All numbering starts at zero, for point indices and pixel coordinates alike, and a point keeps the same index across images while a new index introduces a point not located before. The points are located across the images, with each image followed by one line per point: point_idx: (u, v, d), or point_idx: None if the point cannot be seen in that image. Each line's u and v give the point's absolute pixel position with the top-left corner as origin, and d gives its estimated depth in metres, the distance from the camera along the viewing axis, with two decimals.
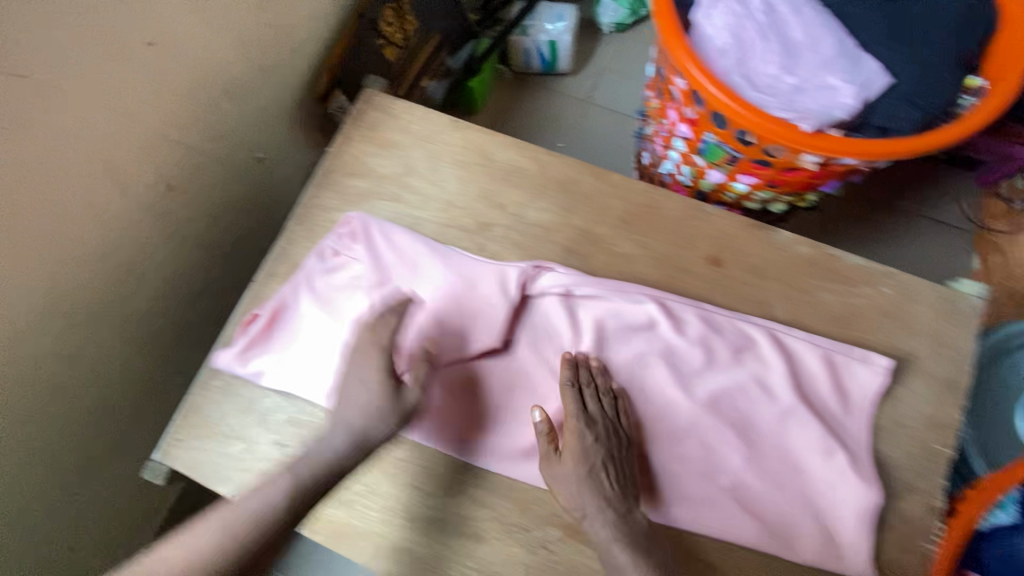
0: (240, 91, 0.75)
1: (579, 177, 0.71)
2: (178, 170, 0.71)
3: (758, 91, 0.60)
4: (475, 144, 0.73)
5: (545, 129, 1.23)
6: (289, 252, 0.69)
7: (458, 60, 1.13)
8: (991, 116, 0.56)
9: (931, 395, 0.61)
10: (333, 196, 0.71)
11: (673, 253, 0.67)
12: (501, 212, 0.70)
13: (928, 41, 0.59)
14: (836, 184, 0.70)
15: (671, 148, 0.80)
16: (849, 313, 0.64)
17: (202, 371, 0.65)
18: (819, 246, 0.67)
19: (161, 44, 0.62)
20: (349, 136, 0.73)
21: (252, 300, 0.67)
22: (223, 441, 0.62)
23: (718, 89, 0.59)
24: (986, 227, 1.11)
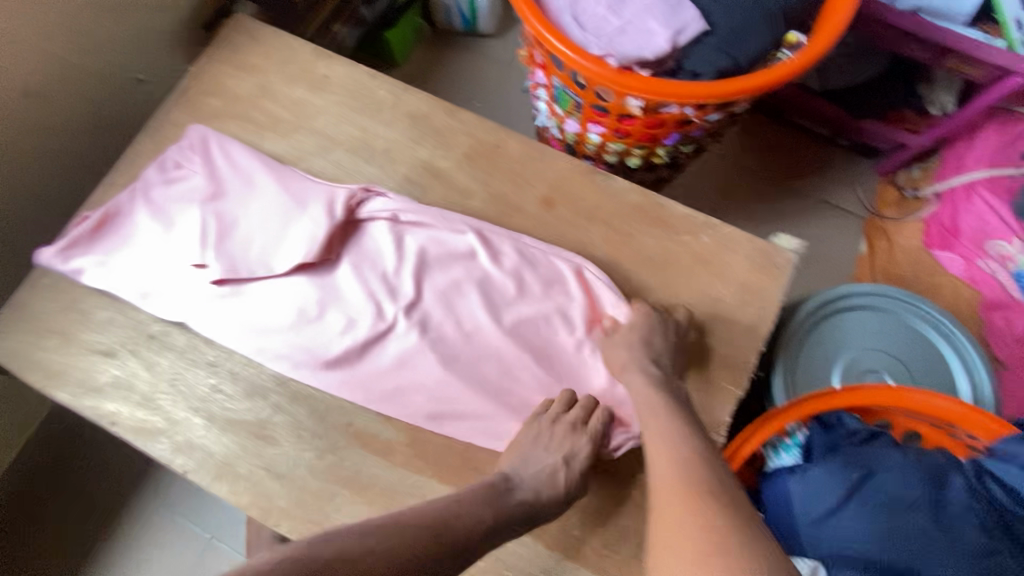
0: (108, 5, 0.76)
1: (430, 113, 0.73)
2: (34, 76, 0.72)
3: (583, 31, 0.61)
4: (336, 73, 0.74)
5: (463, 89, 1.24)
6: (134, 162, 0.70)
7: (374, 10, 1.12)
8: (796, 69, 0.58)
9: (729, 337, 0.65)
10: (187, 114, 0.72)
11: (508, 191, 0.69)
12: (351, 140, 0.72)
13: None
14: (677, 138, 0.72)
15: (539, 98, 0.82)
16: (665, 258, 0.67)
17: (31, 270, 0.66)
18: (651, 194, 0.70)
19: None
20: (213, 57, 0.75)
21: (89, 205, 0.68)
22: (41, 335, 0.64)
23: (544, 25, 0.60)
24: (877, 213, 1.13)
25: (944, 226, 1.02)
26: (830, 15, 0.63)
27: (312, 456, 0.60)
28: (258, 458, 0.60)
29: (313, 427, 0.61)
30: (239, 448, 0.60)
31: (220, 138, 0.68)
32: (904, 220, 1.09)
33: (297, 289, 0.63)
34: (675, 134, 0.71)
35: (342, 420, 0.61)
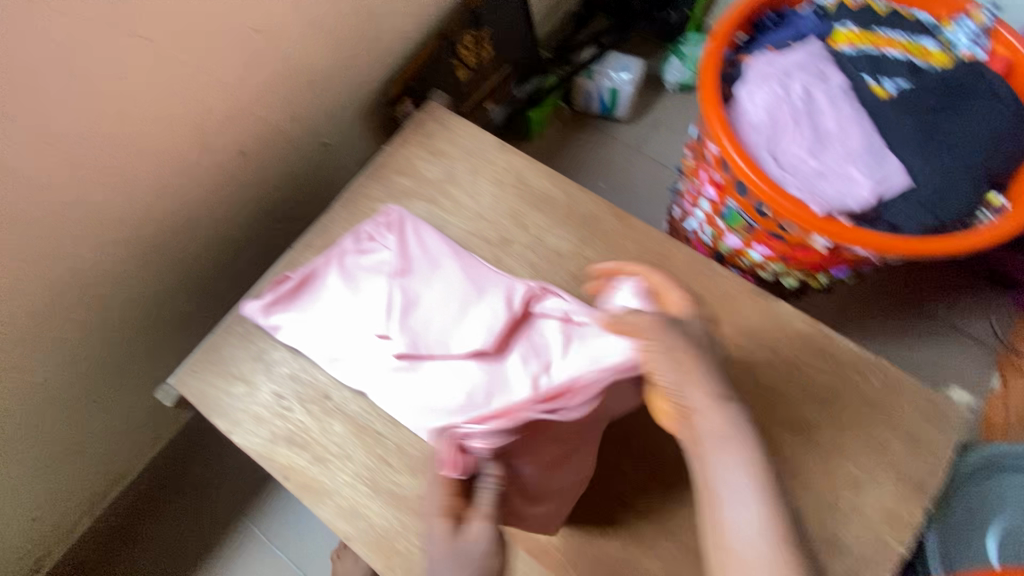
0: (320, 83, 0.84)
1: (601, 215, 0.76)
2: (252, 139, 0.80)
3: (781, 169, 0.64)
4: (516, 167, 0.79)
5: (592, 168, 1.29)
6: (328, 228, 0.76)
7: (524, 90, 1.22)
8: (1004, 234, 0.58)
9: (896, 491, 0.62)
10: (379, 189, 0.79)
11: (673, 303, 0.71)
12: (525, 231, 0.76)
13: (952, 154, 0.62)
14: (847, 271, 0.72)
15: (698, 207, 0.84)
16: (829, 394, 0.66)
17: (228, 316, 0.71)
18: (816, 324, 0.70)
19: (265, 32, 0.72)
20: (406, 139, 0.82)
21: (286, 265, 0.74)
22: (231, 381, 0.69)
23: (744, 161, 0.63)
24: (1012, 348, 1.06)
25: None
26: None
27: None
28: (414, 535, 0.62)
29: None
30: (397, 522, 0.63)
31: (412, 220, 0.75)
32: None
33: (462, 375, 0.66)
34: (845, 268, 0.72)
35: None
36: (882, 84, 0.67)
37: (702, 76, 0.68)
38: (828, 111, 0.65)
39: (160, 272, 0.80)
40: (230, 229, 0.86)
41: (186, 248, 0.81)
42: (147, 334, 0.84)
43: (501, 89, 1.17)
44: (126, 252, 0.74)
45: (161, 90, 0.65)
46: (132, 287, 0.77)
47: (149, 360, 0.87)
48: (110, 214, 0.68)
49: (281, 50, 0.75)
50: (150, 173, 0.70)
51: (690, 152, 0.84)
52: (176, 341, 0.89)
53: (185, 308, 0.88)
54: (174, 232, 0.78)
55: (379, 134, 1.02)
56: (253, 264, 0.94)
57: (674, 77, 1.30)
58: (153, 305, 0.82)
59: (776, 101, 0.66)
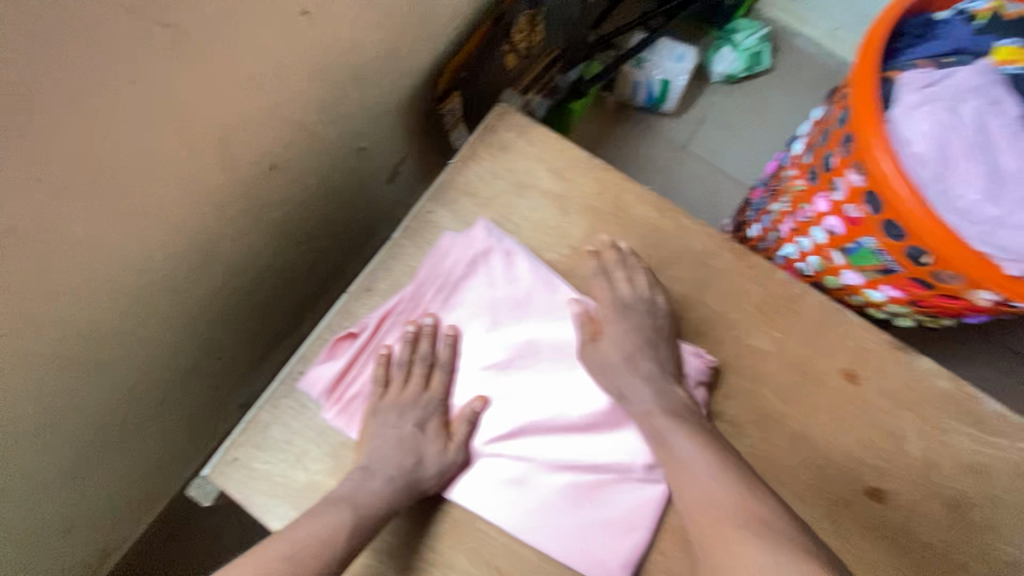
0: (366, 76, 0.67)
1: (718, 253, 0.65)
2: (284, 150, 0.63)
3: (955, 214, 0.55)
4: (612, 190, 0.67)
5: (634, 168, 1.17)
6: (391, 265, 0.62)
7: (567, 80, 1.06)
8: None
9: None
10: (448, 215, 0.65)
11: (806, 358, 0.61)
12: (629, 271, 0.64)
13: None
14: (985, 319, 0.65)
15: (803, 235, 0.75)
16: (980, 464, 0.60)
17: (273, 385, 0.57)
18: (958, 381, 0.63)
19: (312, 14, 0.54)
20: (476, 150, 0.67)
21: (342, 313, 0.60)
22: (284, 470, 0.54)
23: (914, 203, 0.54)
24: None
25: None
26: None
27: None
28: None
29: None
30: None
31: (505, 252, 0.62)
32: None
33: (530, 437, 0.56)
34: (987, 316, 0.64)
35: None
36: None
37: (855, 95, 0.58)
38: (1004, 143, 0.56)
39: (169, 320, 0.63)
40: (249, 259, 0.69)
41: (197, 288, 0.64)
42: (147, 392, 0.67)
43: (545, 78, 1.01)
44: (132, 301, 0.56)
45: (181, 94, 0.48)
46: (135, 342, 0.60)
47: (147, 420, 0.70)
48: (109, 258, 0.51)
49: (326, 37, 0.58)
50: (164, 203, 0.53)
51: (798, 171, 0.74)
52: (180, 395, 0.72)
53: (194, 356, 0.71)
54: (186, 270, 0.61)
55: (416, 133, 0.86)
56: (270, 295, 0.77)
57: (724, 68, 1.18)
58: (157, 361, 0.65)
59: (944, 129, 0.56)
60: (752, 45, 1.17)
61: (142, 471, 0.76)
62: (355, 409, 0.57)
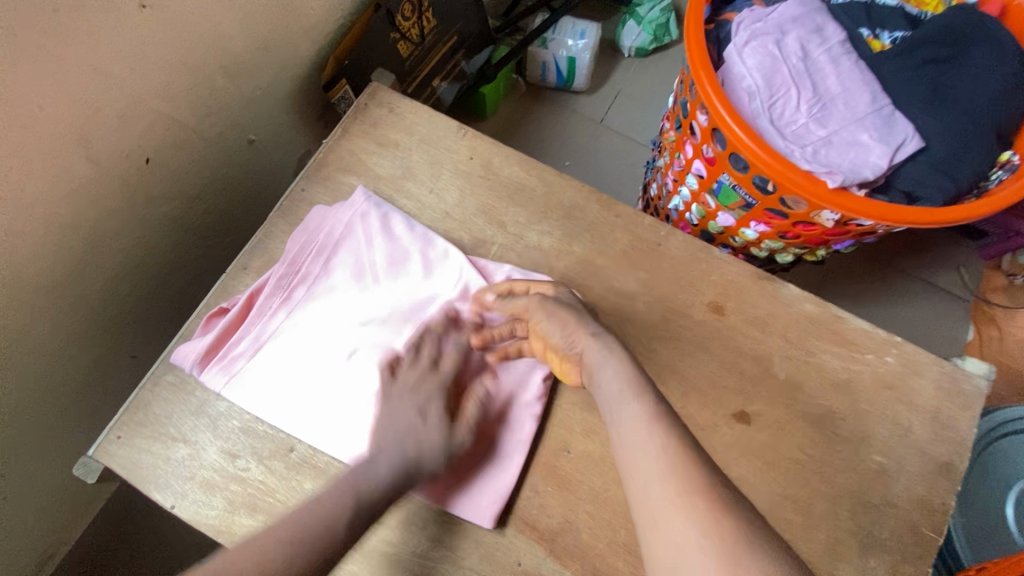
0: (238, 69, 0.70)
1: (584, 204, 0.67)
2: (159, 144, 0.66)
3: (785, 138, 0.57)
4: (482, 155, 0.69)
5: (553, 146, 1.20)
6: (267, 244, 0.64)
7: (474, 65, 1.10)
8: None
9: (925, 476, 0.59)
10: (323, 192, 0.67)
11: (675, 296, 0.63)
12: (500, 229, 0.66)
13: (964, 107, 0.56)
14: (850, 242, 0.67)
15: (682, 184, 0.77)
16: (848, 380, 0.62)
17: (156, 365, 0.60)
18: (826, 305, 0.65)
19: (156, 7, 0.57)
20: (348, 129, 0.70)
21: (220, 293, 0.62)
22: (167, 443, 0.57)
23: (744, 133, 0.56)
24: (984, 298, 1.05)
25: None
26: None
27: None
28: None
29: (478, 566, 0.54)
30: None
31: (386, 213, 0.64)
32: (1016, 308, 1.01)
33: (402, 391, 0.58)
34: (850, 240, 0.66)
35: (506, 558, 0.54)
36: (878, 37, 0.61)
37: (687, 39, 0.61)
38: (828, 69, 0.59)
39: (63, 318, 0.65)
40: (144, 255, 0.71)
41: (90, 286, 0.66)
42: (54, 393, 0.69)
43: (448, 65, 1.04)
44: (13, 299, 0.59)
45: (22, 91, 0.50)
46: (27, 340, 0.62)
47: (60, 423, 0.72)
48: None
49: (180, 30, 0.60)
50: (30, 200, 0.55)
51: (669, 124, 0.77)
52: (93, 395, 0.74)
53: (103, 355, 0.73)
54: (72, 267, 0.63)
55: (314, 125, 0.88)
56: (178, 292, 0.79)
57: (632, 41, 1.21)
58: (58, 360, 0.67)
59: (770, 61, 0.59)
60: (656, 16, 1.20)
61: (66, 476, 0.77)
62: (238, 367, 0.58)
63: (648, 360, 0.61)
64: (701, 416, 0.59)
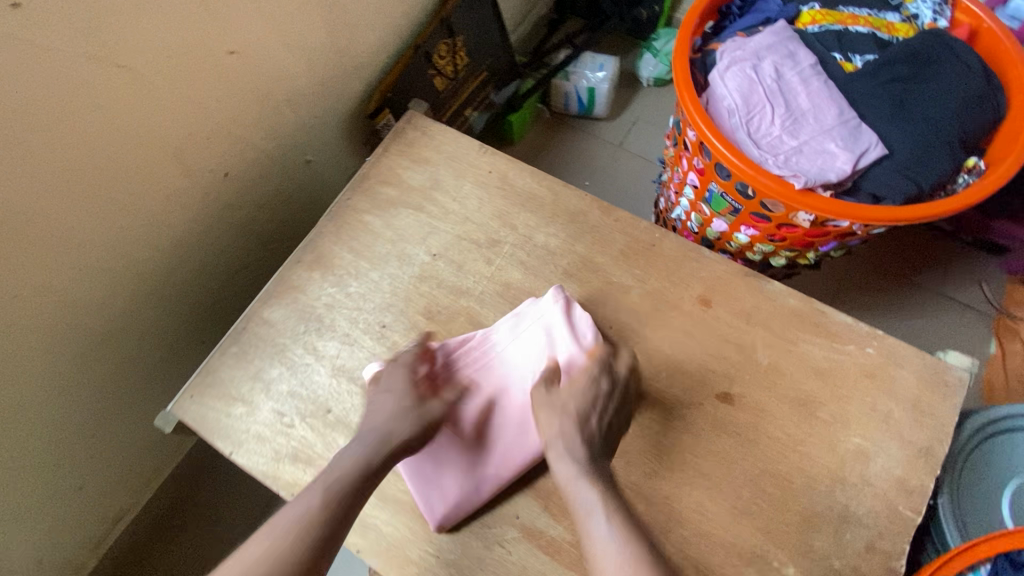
0: (301, 102, 0.85)
1: (587, 210, 0.77)
2: (236, 161, 0.80)
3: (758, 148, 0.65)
4: (499, 169, 0.80)
5: (574, 168, 1.30)
6: (317, 242, 0.77)
7: (502, 96, 1.23)
8: (979, 197, 0.59)
9: (905, 459, 0.62)
10: (365, 200, 0.79)
11: (666, 289, 0.71)
12: (512, 231, 0.76)
13: (927, 116, 0.63)
14: (835, 244, 0.73)
15: (682, 196, 0.85)
16: (830, 368, 0.66)
17: (223, 338, 0.72)
18: (809, 300, 0.70)
19: (239, 53, 0.72)
20: (388, 149, 0.82)
21: (277, 282, 0.75)
22: (229, 403, 0.68)
23: (721, 143, 0.64)
24: (1007, 313, 1.10)
25: None
26: (1004, 144, 0.64)
27: (476, 544, 0.61)
28: (426, 541, 0.61)
29: (481, 516, 0.62)
30: (410, 532, 0.62)
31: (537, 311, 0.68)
32: None
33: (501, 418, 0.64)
34: (833, 242, 0.72)
35: (504, 510, 0.62)
36: (849, 60, 0.68)
37: (673, 66, 0.70)
38: (799, 87, 0.66)
39: (151, 299, 0.79)
40: (219, 254, 0.86)
41: (173, 277, 0.81)
42: (138, 366, 0.83)
43: (479, 96, 1.18)
44: (120, 280, 0.73)
45: (138, 119, 0.65)
46: (124, 317, 0.76)
47: (141, 392, 0.86)
48: (90, 246, 0.67)
49: (257, 69, 0.76)
50: (136, 202, 0.70)
51: (669, 141, 0.85)
52: (169, 372, 0.88)
53: (178, 338, 0.87)
54: (161, 261, 0.77)
55: (361, 149, 1.03)
56: (243, 287, 0.94)
57: (650, 72, 1.31)
58: (144, 338, 0.81)
59: (747, 82, 0.67)
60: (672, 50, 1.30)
61: (142, 442, 0.91)
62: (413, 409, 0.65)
63: (639, 345, 0.68)
64: (687, 395, 0.66)
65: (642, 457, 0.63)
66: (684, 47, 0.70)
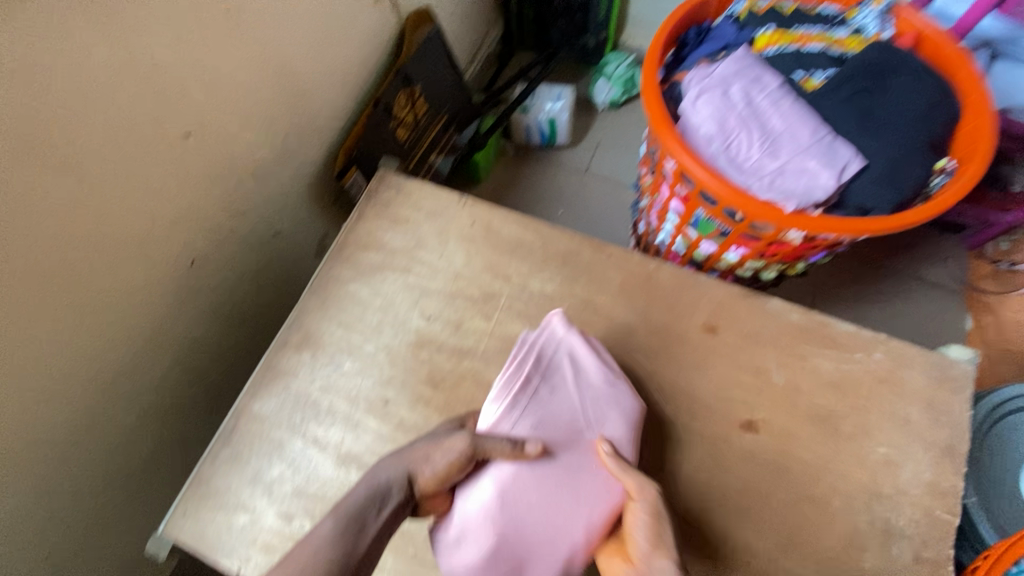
0: (264, 173, 0.81)
1: (578, 250, 0.75)
2: (203, 245, 0.75)
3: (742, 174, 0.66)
4: (482, 219, 0.78)
5: (545, 199, 1.30)
6: (301, 320, 0.72)
7: (464, 137, 1.23)
8: (958, 198, 0.61)
9: (931, 462, 0.62)
10: (347, 269, 0.76)
11: (670, 322, 0.70)
12: (507, 282, 0.74)
13: (895, 126, 0.65)
14: (823, 253, 0.74)
15: (665, 221, 0.84)
16: (843, 379, 0.67)
17: (212, 441, 0.66)
18: (811, 313, 0.71)
19: (195, 135, 0.68)
20: (364, 211, 0.79)
21: (264, 370, 0.70)
22: (228, 512, 0.62)
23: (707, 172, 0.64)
24: (976, 287, 1.16)
25: None
26: (968, 142, 0.67)
27: None
28: None
29: None
30: None
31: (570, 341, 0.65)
32: (1008, 293, 1.09)
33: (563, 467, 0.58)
34: (822, 251, 0.73)
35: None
36: (811, 77, 0.70)
37: (645, 100, 0.70)
38: (771, 110, 0.67)
39: (123, 406, 0.72)
40: (192, 344, 0.80)
41: (146, 378, 0.74)
42: (115, 479, 0.75)
43: (442, 140, 1.17)
44: (89, 391, 0.67)
45: (91, 221, 0.59)
46: (95, 432, 0.69)
47: (121, 507, 0.78)
48: (51, 364, 0.61)
49: (216, 147, 0.71)
50: (98, 309, 0.64)
51: (644, 169, 0.85)
52: (150, 478, 0.81)
53: (157, 441, 0.80)
54: (132, 364, 0.71)
55: (330, 210, 0.99)
56: (221, 374, 0.87)
57: (605, 97, 1.33)
58: (119, 449, 0.74)
59: (721, 109, 0.67)
60: (623, 73, 1.32)
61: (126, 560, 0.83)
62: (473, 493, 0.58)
63: (655, 383, 0.67)
64: (710, 429, 0.64)
65: (677, 501, 0.61)
66: (652, 83, 0.70)
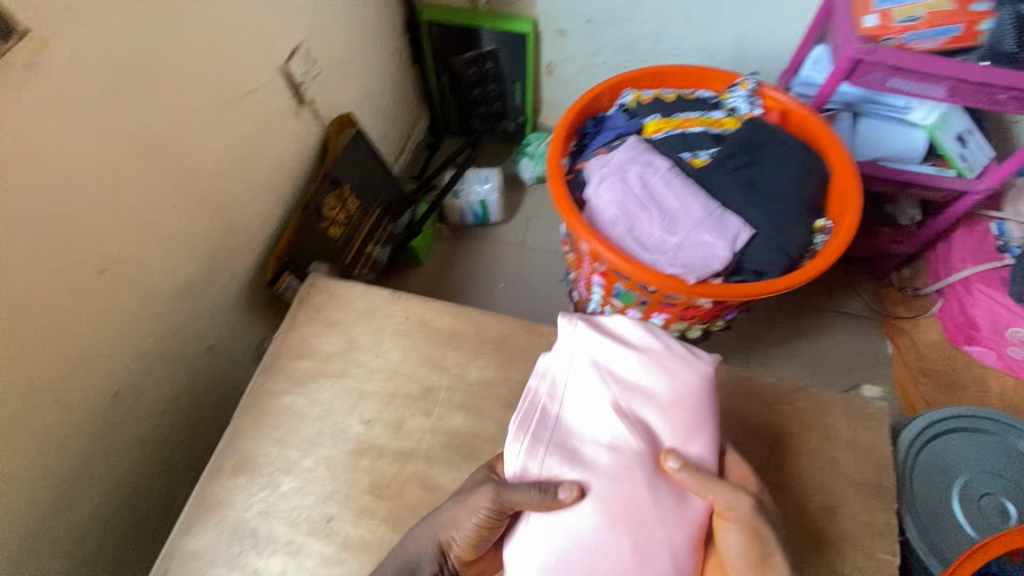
0: (191, 292, 0.81)
1: (512, 333, 0.78)
2: (128, 374, 0.73)
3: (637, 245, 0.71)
4: (415, 312, 0.80)
5: (486, 275, 1.33)
6: (235, 440, 0.70)
7: (401, 225, 1.26)
8: (837, 256, 0.68)
9: (863, 503, 0.65)
10: (281, 380, 0.75)
11: None
12: (444, 374, 0.75)
13: (775, 195, 0.72)
14: (736, 310, 0.80)
15: (592, 293, 0.88)
16: (773, 432, 0.70)
17: None
18: (735, 370, 0.75)
19: (112, 269, 0.68)
20: (296, 319, 0.80)
21: (197, 501, 0.67)
22: None
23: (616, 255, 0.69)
24: (890, 314, 1.24)
25: (960, 320, 1.09)
26: (841, 201, 0.75)
27: None
28: None
29: None
30: None
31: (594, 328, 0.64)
32: (919, 316, 1.18)
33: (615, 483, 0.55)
34: (735, 308, 0.78)
35: None
36: (697, 156, 0.77)
37: (552, 191, 0.75)
38: (666, 189, 0.73)
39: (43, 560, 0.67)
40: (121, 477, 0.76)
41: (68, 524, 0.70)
42: None
43: (378, 231, 1.20)
44: None
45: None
46: None
47: None
48: None
49: (140, 273, 0.72)
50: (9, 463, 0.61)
51: (565, 246, 0.90)
52: None
53: None
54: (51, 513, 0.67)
55: (266, 314, 0.99)
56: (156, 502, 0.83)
57: (531, 173, 1.41)
58: None
59: (621, 194, 0.73)
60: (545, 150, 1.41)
61: None
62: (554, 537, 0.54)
63: None
64: None
65: None
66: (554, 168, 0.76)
